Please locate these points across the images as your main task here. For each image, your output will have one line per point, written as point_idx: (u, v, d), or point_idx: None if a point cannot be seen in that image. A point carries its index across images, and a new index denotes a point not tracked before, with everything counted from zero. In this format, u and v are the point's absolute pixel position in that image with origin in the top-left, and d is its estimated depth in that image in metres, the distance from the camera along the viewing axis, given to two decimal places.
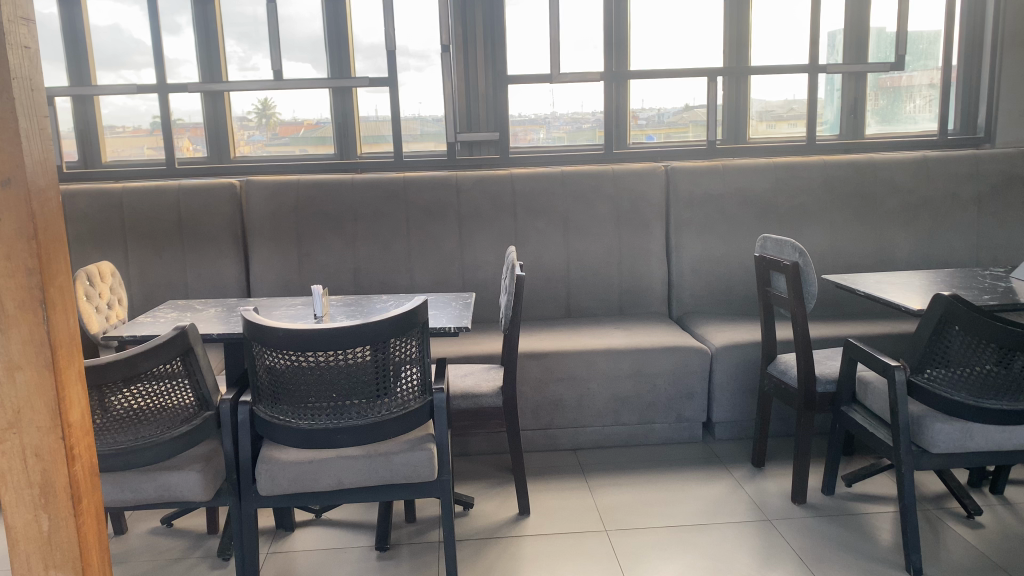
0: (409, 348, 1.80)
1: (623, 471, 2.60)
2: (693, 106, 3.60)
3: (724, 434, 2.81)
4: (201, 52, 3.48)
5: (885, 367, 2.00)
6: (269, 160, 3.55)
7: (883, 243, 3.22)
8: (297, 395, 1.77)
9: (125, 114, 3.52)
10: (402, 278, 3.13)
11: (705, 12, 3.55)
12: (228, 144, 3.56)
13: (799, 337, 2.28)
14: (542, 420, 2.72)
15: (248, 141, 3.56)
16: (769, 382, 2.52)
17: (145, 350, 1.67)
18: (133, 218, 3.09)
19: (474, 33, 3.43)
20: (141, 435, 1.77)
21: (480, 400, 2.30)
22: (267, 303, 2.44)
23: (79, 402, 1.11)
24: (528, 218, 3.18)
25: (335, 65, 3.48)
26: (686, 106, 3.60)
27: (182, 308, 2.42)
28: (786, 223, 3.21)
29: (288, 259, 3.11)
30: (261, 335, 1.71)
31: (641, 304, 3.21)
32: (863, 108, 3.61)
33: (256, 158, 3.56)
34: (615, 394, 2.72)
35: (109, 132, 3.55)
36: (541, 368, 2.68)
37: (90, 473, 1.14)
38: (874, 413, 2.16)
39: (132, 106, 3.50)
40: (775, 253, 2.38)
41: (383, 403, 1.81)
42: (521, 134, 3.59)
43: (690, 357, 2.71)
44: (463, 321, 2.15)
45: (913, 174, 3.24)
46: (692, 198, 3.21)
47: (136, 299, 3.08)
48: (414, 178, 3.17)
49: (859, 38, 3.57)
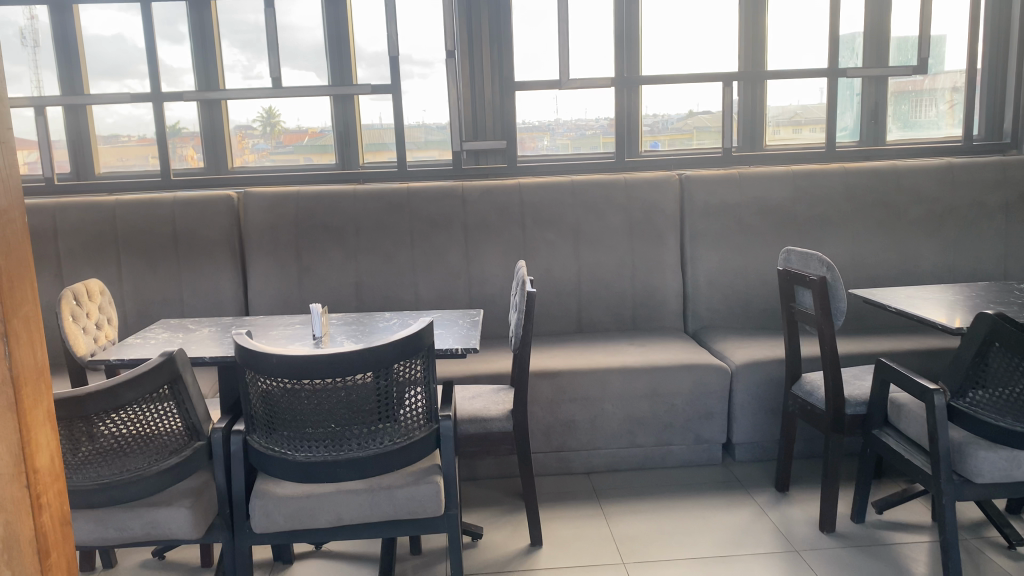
0: (413, 374, 1.68)
1: (640, 497, 2.47)
2: (697, 113, 3.48)
3: (744, 455, 2.69)
4: (199, 60, 3.37)
5: (923, 390, 1.87)
6: (272, 169, 3.44)
7: (908, 254, 3.09)
8: (294, 425, 1.64)
9: (130, 123, 3.40)
10: (407, 293, 3.01)
11: (719, 15, 3.43)
12: (226, 154, 3.43)
13: (828, 355, 2.16)
14: (554, 442, 2.59)
15: (251, 149, 3.44)
16: (794, 403, 2.39)
17: (129, 379, 1.54)
18: (127, 232, 2.97)
19: (480, 36, 3.31)
20: (127, 469, 1.65)
21: (489, 424, 2.17)
22: (265, 322, 2.32)
23: (49, 442, 0.92)
24: (538, 229, 3.05)
25: (336, 73, 3.37)
26: (689, 112, 3.48)
27: (174, 328, 2.30)
28: (806, 233, 3.08)
29: (288, 273, 2.99)
30: (255, 360, 1.59)
31: (655, 318, 3.08)
32: (883, 112, 3.49)
33: (259, 167, 3.44)
34: (631, 415, 2.59)
35: (104, 141, 3.43)
36: (553, 387, 2.55)
37: (64, 522, 0.95)
38: (908, 437, 2.03)
39: (138, 115, 3.39)
40: (800, 267, 2.25)
41: (387, 432, 1.69)
42: (525, 141, 3.44)
43: (709, 375, 2.58)
44: (472, 342, 2.02)
45: (938, 181, 3.12)
46: (708, 208, 3.08)
47: (131, 316, 2.96)
48: (418, 189, 3.05)
49: (878, 41, 3.46)
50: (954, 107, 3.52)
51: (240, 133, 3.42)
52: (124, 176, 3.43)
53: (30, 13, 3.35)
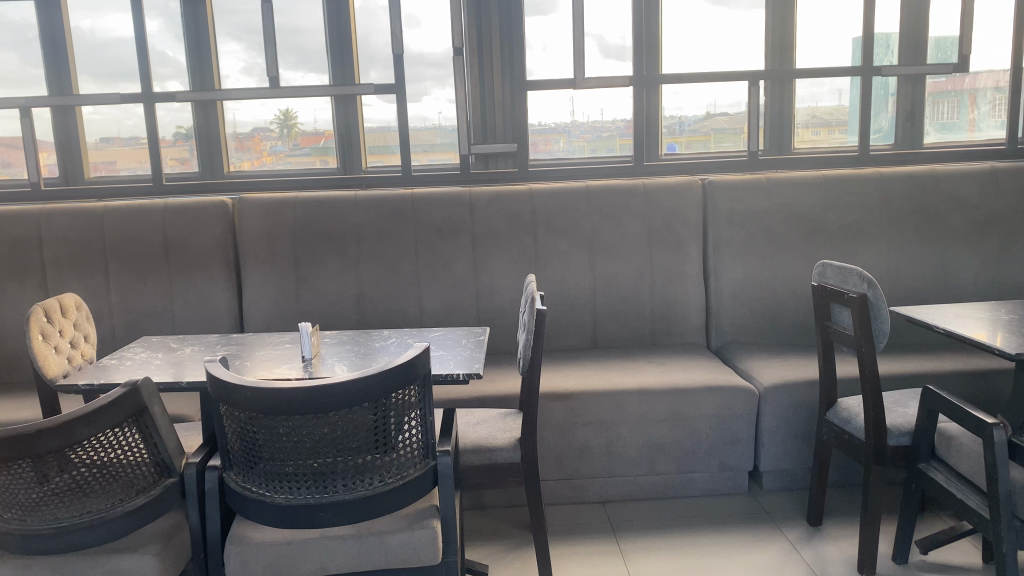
0: (406, 405, 1.50)
1: (659, 532, 2.27)
2: (714, 113, 3.28)
3: (772, 484, 2.49)
4: (194, 62, 3.20)
5: (979, 424, 1.67)
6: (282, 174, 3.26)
7: (948, 266, 2.88)
8: (273, 464, 1.46)
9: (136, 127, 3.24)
10: (410, 306, 2.83)
11: (745, 11, 3.23)
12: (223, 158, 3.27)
13: (869, 380, 1.96)
14: (566, 469, 2.41)
15: (268, 152, 3.27)
16: (829, 431, 2.19)
17: (88, 412, 1.37)
18: (115, 240, 2.81)
19: (490, 34, 3.14)
20: (86, 510, 1.47)
21: (494, 455, 1.98)
22: (253, 341, 2.15)
23: None
24: (550, 237, 2.86)
25: (337, 72, 3.20)
26: (706, 113, 3.29)
27: (154, 347, 2.13)
28: (839, 243, 2.88)
29: (285, 284, 2.81)
30: (228, 393, 1.41)
31: (675, 334, 2.89)
32: (920, 113, 3.28)
33: (277, 170, 3.26)
34: (650, 440, 2.40)
35: (94, 144, 3.28)
36: (565, 410, 2.37)
37: None
38: (960, 474, 1.83)
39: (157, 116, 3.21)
40: (838, 282, 2.05)
41: (377, 471, 1.51)
42: (541, 144, 3.27)
43: (735, 398, 2.39)
44: (475, 365, 1.83)
45: (981, 187, 2.91)
46: (733, 216, 2.89)
47: (119, 330, 2.80)
48: (423, 195, 2.87)
49: (915, 39, 3.26)
50: (997, 109, 3.31)
51: (255, 136, 3.26)
52: (115, 181, 3.29)
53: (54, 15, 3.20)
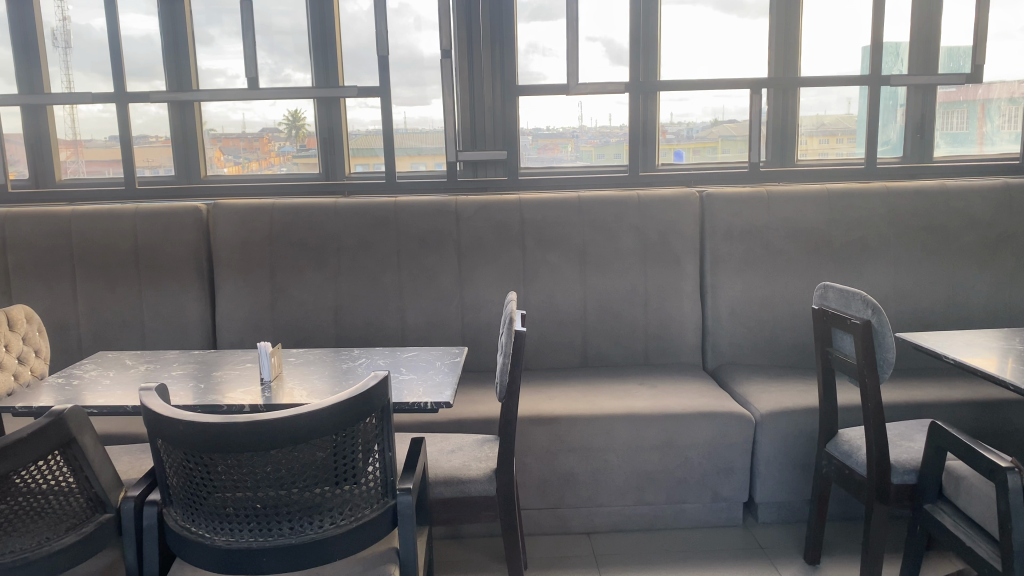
0: (361, 439, 1.37)
1: (645, 567, 2.13)
2: (721, 120, 3.16)
3: (769, 517, 2.34)
4: (170, 61, 3.08)
5: (991, 468, 1.52)
6: (288, 178, 3.18)
7: (958, 286, 2.73)
8: (214, 503, 1.33)
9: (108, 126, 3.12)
10: (391, 320, 2.70)
11: (747, 17, 3.10)
12: (215, 160, 3.17)
13: (872, 412, 1.82)
14: (549, 497, 2.27)
15: (277, 152, 3.16)
16: (829, 465, 2.04)
17: (22, 435, 1.26)
18: (81, 246, 2.69)
19: (480, 37, 3.00)
20: (11, 551, 1.31)
21: (468, 487, 1.84)
22: (216, 361, 2.03)
23: None
24: (539, 250, 2.73)
25: (321, 73, 3.05)
26: (714, 120, 3.16)
27: (108, 365, 2.00)
28: (843, 260, 2.74)
29: (259, 295, 2.69)
30: (162, 427, 1.28)
31: (670, 353, 2.75)
32: (931, 125, 3.14)
33: (285, 173, 3.18)
34: (639, 468, 2.26)
35: (90, 145, 3.17)
36: (549, 436, 2.24)
37: None
38: (970, 519, 1.69)
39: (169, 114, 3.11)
40: (840, 306, 1.90)
41: (328, 512, 1.37)
42: (547, 148, 3.16)
43: (730, 425, 2.25)
44: (445, 392, 1.69)
45: (994, 205, 2.76)
46: (732, 230, 2.75)
47: (86, 339, 2.68)
48: (407, 203, 2.74)
49: (927, 48, 3.12)
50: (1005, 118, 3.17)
51: (265, 136, 3.14)
52: (106, 184, 3.16)
53: (63, 14, 3.12)
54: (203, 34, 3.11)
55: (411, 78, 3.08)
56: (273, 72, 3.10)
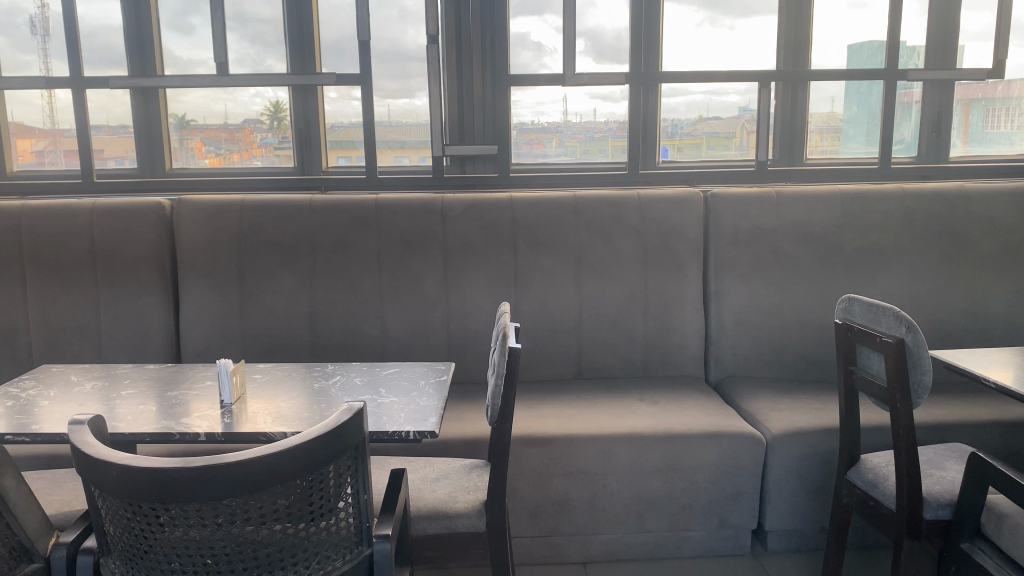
0: (330, 481, 1.17)
1: None
2: (707, 117, 2.96)
3: (778, 545, 2.16)
4: (134, 47, 2.86)
5: None
6: (266, 171, 2.95)
7: (977, 296, 2.57)
8: (156, 560, 1.13)
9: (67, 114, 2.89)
10: (371, 327, 2.50)
11: (755, 9, 2.92)
12: (191, 151, 2.95)
13: (903, 441, 1.64)
14: (543, 524, 2.08)
15: (258, 143, 2.94)
16: (850, 495, 1.86)
17: None
18: (31, 245, 2.46)
19: (470, 26, 2.80)
20: None
21: (453, 522, 1.64)
22: (174, 378, 1.82)
23: None
24: (532, 252, 2.54)
25: (296, 60, 2.86)
26: (699, 116, 2.96)
27: (52, 383, 1.79)
28: (856, 267, 2.56)
29: (226, 300, 2.48)
30: (93, 473, 1.07)
31: (671, 365, 2.56)
32: (948, 123, 2.97)
33: (262, 164, 2.95)
34: (640, 494, 2.07)
35: (69, 134, 2.93)
36: (543, 457, 2.05)
37: None
38: (1015, 563, 1.51)
39: (133, 104, 2.87)
40: (868, 323, 1.72)
41: (292, 568, 1.17)
42: (531, 143, 2.96)
43: (740, 448, 2.07)
44: (428, 419, 1.49)
45: (1015, 209, 2.60)
46: (738, 233, 2.57)
47: (37, 347, 2.46)
48: (389, 201, 2.54)
49: (946, 43, 2.96)
50: (1014, 116, 3.01)
51: (246, 127, 2.91)
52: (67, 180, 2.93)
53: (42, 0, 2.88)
54: (180, 23, 2.88)
55: (394, 71, 2.88)
56: (254, 62, 2.89)
